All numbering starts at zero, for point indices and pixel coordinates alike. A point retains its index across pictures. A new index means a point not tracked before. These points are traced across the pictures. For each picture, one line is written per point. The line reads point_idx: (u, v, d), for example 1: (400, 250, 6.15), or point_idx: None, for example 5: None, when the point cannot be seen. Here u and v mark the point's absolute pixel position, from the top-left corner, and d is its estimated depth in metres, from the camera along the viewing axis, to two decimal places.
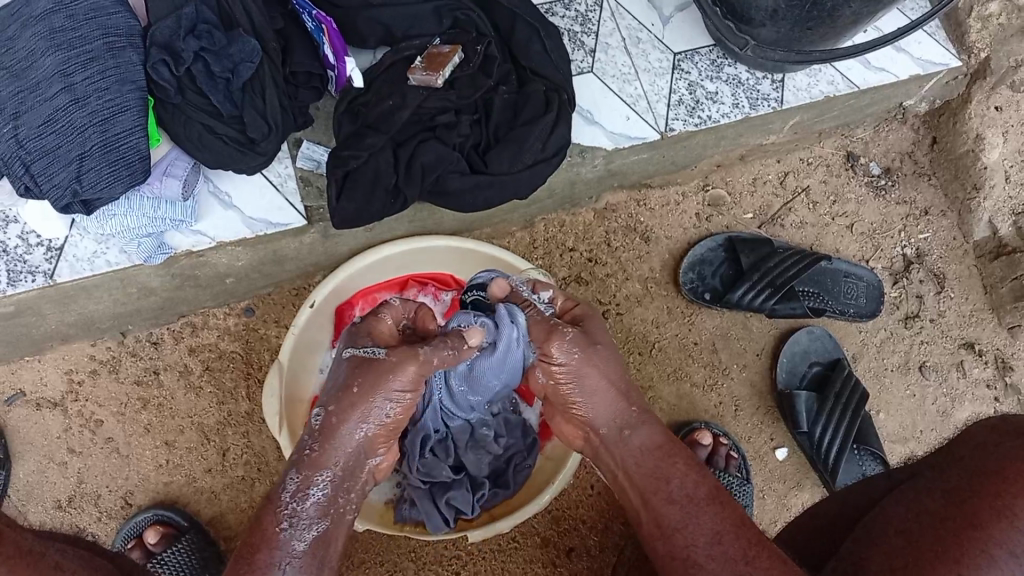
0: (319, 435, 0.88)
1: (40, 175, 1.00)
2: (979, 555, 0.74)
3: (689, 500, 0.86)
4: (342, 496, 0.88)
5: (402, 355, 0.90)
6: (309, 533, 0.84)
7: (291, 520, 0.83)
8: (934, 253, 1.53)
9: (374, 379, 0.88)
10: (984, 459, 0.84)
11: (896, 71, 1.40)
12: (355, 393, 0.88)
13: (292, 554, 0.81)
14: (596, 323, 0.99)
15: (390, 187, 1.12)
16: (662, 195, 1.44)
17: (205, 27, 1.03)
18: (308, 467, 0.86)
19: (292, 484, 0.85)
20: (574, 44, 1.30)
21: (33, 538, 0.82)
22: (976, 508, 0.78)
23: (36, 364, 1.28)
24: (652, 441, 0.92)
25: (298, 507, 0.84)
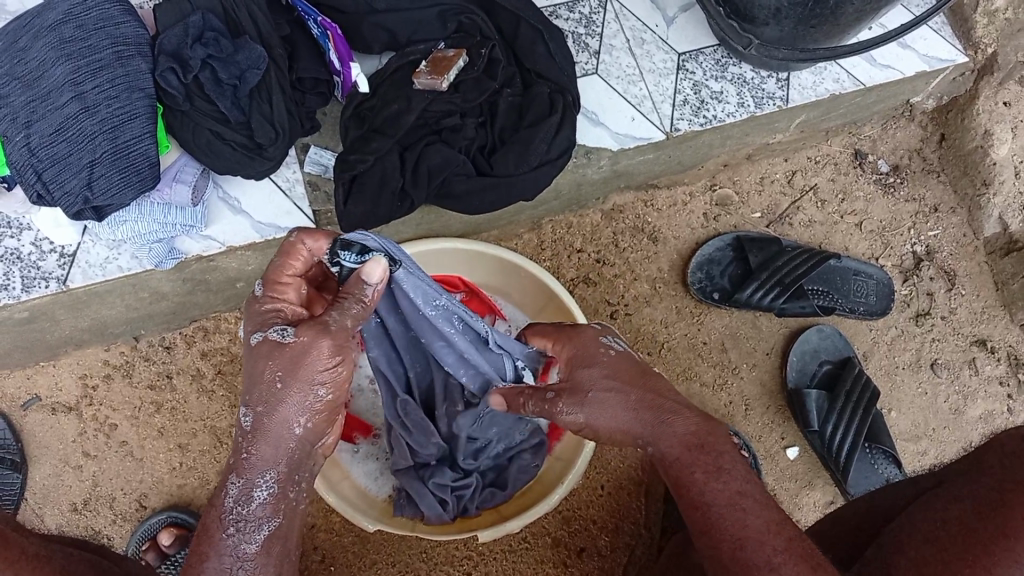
0: (253, 437, 0.75)
1: (51, 183, 1.02)
2: (1010, 565, 0.75)
3: (710, 504, 0.77)
4: (293, 494, 0.77)
5: (314, 332, 0.76)
6: (259, 534, 0.75)
7: (237, 526, 0.74)
8: (944, 250, 1.53)
9: (292, 367, 0.75)
10: (1015, 466, 0.83)
11: (902, 67, 1.39)
12: (278, 387, 0.74)
13: (242, 560, 0.74)
14: (587, 367, 0.89)
15: (397, 190, 1.13)
16: (669, 195, 1.45)
17: (212, 34, 1.04)
18: (249, 468, 0.75)
19: (234, 488, 0.74)
20: (579, 46, 1.30)
21: (40, 541, 0.83)
22: (1006, 517, 0.78)
23: (52, 369, 1.30)
24: (675, 445, 0.80)
25: (243, 512, 0.74)
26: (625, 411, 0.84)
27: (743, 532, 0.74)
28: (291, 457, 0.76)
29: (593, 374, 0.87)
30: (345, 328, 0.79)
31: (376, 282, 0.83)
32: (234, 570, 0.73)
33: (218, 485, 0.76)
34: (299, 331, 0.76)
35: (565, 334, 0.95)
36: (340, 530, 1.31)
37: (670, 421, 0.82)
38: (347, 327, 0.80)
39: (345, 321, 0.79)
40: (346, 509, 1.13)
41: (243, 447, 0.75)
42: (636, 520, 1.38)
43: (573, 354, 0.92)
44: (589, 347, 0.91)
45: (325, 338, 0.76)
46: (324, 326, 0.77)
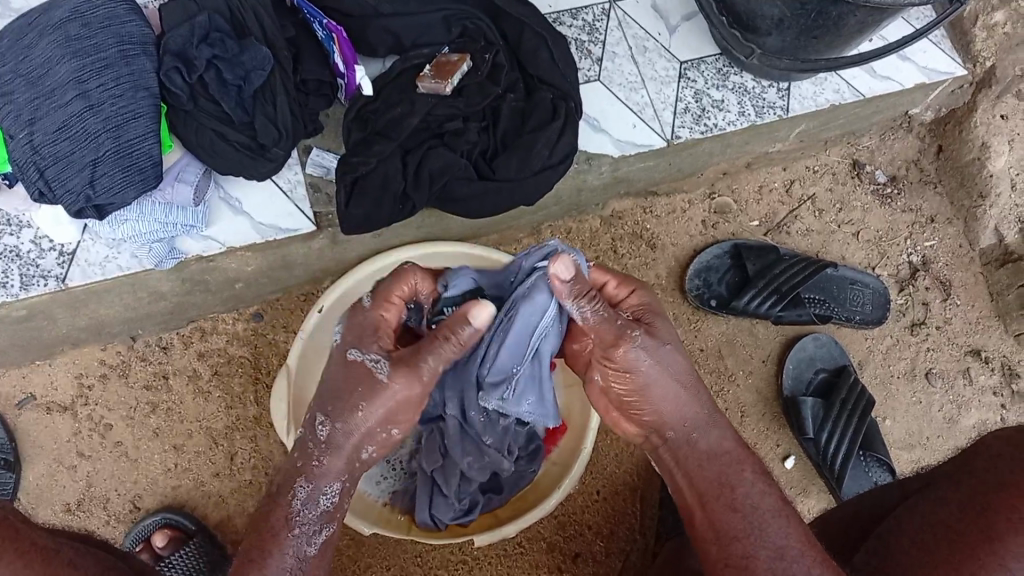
0: (325, 447, 0.83)
1: (54, 181, 1.01)
2: (997, 568, 0.76)
3: (755, 508, 0.83)
4: (345, 502, 0.86)
5: (407, 376, 0.82)
6: (317, 536, 0.84)
7: (301, 527, 0.82)
8: (939, 260, 1.54)
9: (373, 396, 0.82)
10: (999, 469, 0.83)
11: (900, 80, 1.40)
12: (360, 411, 0.82)
13: (301, 560, 0.82)
14: (660, 317, 0.90)
15: (399, 193, 1.13)
16: (668, 202, 1.45)
17: (218, 35, 1.05)
18: (319, 475, 0.83)
19: (302, 492, 0.83)
20: (582, 52, 1.31)
21: (50, 535, 0.85)
22: (992, 521, 0.79)
23: (47, 369, 1.29)
24: (719, 445, 0.87)
25: (307, 514, 0.83)
26: (690, 383, 0.88)
27: (785, 541, 0.81)
28: (350, 471, 0.85)
29: (671, 333, 0.89)
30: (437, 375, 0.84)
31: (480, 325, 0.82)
32: (294, 569, 0.81)
33: (285, 485, 0.83)
34: (395, 370, 0.82)
35: (630, 282, 0.93)
36: None
37: (710, 425, 0.88)
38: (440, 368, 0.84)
39: (436, 362, 0.83)
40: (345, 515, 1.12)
41: (314, 455, 0.83)
42: (631, 526, 1.38)
43: (645, 303, 0.91)
44: (659, 301, 0.92)
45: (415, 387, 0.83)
46: (417, 371, 0.82)
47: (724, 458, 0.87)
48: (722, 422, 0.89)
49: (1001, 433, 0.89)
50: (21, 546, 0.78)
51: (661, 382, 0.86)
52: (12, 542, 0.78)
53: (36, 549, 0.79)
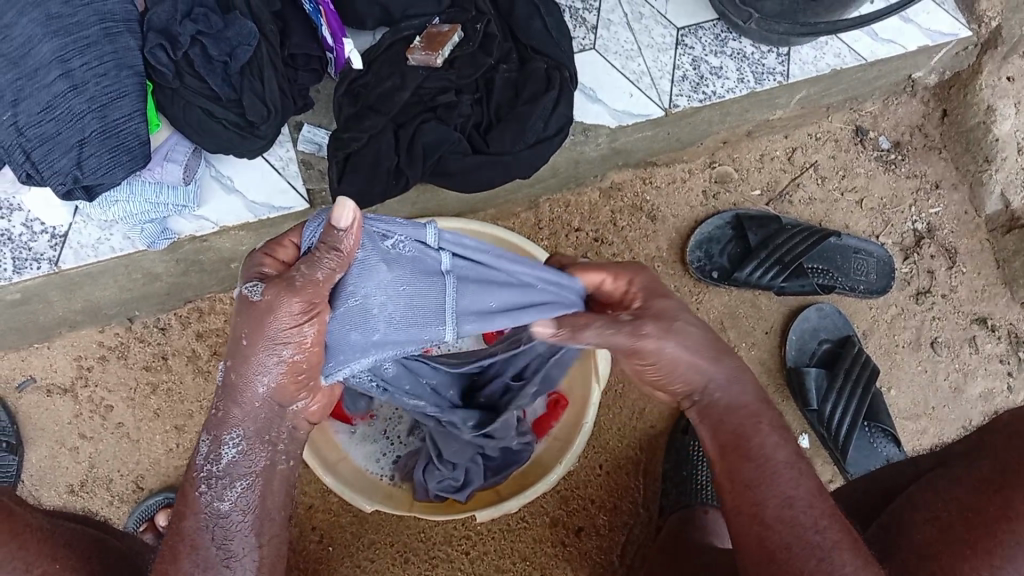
0: (222, 393, 0.74)
1: (41, 162, 1.00)
2: (1012, 546, 0.74)
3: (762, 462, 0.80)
4: (271, 453, 0.77)
5: (282, 289, 0.70)
6: (234, 489, 0.75)
7: (208, 482, 0.75)
8: (945, 227, 1.51)
9: (256, 327, 0.70)
10: (1017, 446, 0.80)
11: (903, 42, 1.37)
12: (245, 345, 0.71)
13: (219, 518, 0.75)
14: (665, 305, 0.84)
15: (392, 168, 1.11)
16: (668, 173, 1.43)
17: (202, 10, 1.02)
18: (219, 424, 0.74)
19: (206, 444, 0.75)
20: (576, 21, 1.28)
21: (44, 517, 0.83)
22: (1006, 499, 0.77)
23: (46, 351, 1.29)
24: (739, 398, 0.83)
25: (213, 469, 0.75)
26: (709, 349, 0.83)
27: (795, 492, 0.78)
28: (266, 414, 0.75)
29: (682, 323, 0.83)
30: (314, 281, 0.71)
31: (349, 227, 0.71)
32: (210, 528, 0.74)
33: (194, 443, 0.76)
34: (267, 290, 0.70)
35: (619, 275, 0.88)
36: (338, 511, 1.31)
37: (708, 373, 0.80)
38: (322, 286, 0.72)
39: (314, 273, 0.71)
40: (344, 491, 1.11)
41: (218, 404, 0.74)
42: (634, 500, 1.37)
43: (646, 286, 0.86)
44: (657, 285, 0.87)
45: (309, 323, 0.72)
46: (291, 282, 0.70)
47: (741, 411, 0.83)
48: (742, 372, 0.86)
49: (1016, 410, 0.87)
50: (24, 523, 0.77)
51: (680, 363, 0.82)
52: (16, 520, 0.77)
53: (30, 533, 0.77)
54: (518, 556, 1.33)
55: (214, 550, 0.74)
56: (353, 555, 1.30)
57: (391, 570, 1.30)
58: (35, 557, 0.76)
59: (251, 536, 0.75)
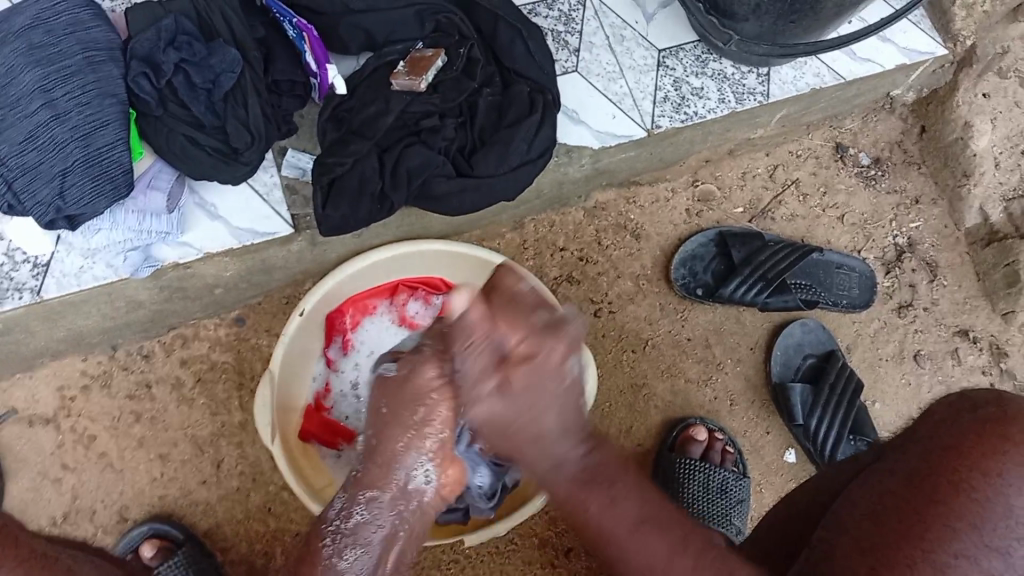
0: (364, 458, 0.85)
1: (23, 192, 1.00)
2: (942, 529, 0.73)
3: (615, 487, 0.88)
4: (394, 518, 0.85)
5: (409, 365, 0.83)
6: (353, 547, 0.85)
7: (334, 537, 0.85)
8: (926, 241, 1.53)
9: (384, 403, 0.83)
10: (943, 435, 0.81)
11: (881, 61, 1.39)
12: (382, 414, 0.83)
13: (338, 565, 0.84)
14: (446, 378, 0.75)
15: (376, 193, 1.11)
16: (651, 192, 1.44)
17: (185, 38, 1.03)
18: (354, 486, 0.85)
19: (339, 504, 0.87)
20: (558, 43, 1.29)
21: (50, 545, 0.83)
22: (936, 486, 0.76)
23: (28, 381, 1.27)
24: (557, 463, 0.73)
25: (341, 524, 0.85)
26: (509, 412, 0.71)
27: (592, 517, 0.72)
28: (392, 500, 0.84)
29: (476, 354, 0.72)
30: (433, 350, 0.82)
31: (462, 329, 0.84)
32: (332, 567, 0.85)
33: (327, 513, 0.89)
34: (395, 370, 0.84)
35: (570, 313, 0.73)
36: None
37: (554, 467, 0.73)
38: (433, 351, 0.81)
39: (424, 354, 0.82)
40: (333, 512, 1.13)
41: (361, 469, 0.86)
42: None
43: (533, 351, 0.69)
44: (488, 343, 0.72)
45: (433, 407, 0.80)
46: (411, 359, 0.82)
47: (593, 476, 0.73)
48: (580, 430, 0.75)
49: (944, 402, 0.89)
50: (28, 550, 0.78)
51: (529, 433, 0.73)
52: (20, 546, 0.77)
53: (33, 558, 0.77)
54: None
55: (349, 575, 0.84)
56: None
57: None
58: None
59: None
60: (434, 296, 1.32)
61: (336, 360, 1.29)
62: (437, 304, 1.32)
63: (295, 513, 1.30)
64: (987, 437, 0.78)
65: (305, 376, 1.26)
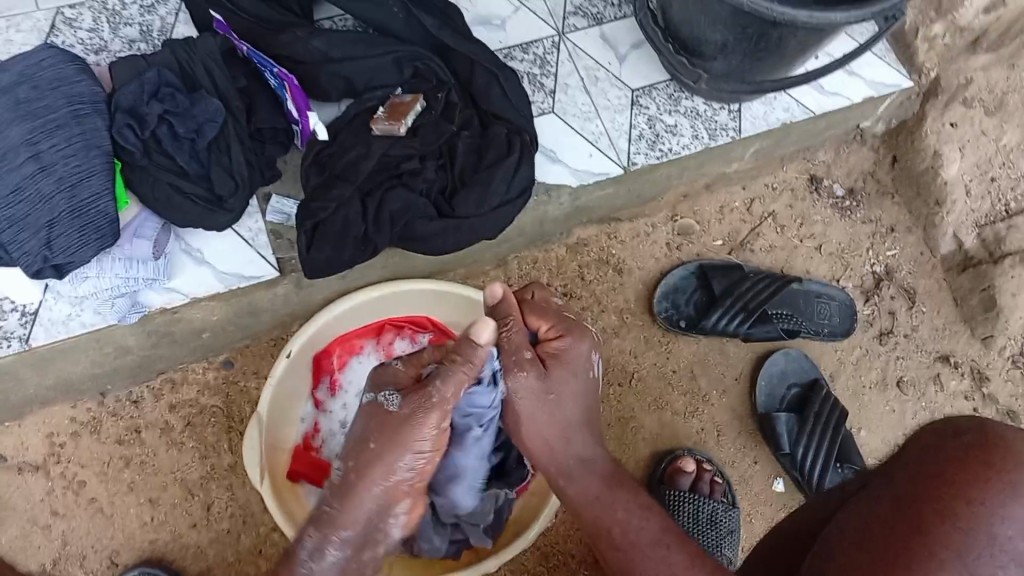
0: (335, 497, 0.89)
1: (10, 244, 1.01)
2: (928, 560, 0.73)
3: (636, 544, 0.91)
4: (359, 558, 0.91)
5: (414, 404, 0.90)
6: None
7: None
8: (903, 269, 1.55)
9: (390, 436, 0.89)
10: (929, 462, 0.82)
11: (849, 94, 1.43)
12: (372, 448, 0.89)
13: None
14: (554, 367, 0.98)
15: (360, 236, 1.13)
16: (632, 227, 1.47)
17: (169, 90, 1.07)
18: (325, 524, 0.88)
19: (309, 544, 0.88)
20: (534, 85, 1.33)
21: None
22: (922, 514, 0.77)
23: (17, 429, 1.28)
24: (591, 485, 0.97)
25: (314, 565, 0.88)
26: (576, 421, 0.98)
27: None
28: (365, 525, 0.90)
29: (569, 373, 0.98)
30: (445, 397, 0.90)
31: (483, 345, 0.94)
32: None
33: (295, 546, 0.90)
34: (401, 402, 0.90)
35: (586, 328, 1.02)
36: None
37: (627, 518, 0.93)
38: (449, 399, 0.91)
39: (444, 390, 0.90)
40: None
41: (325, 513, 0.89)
42: None
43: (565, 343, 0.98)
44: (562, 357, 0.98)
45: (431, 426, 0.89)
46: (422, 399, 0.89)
47: (612, 484, 0.97)
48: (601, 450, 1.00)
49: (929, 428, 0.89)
50: None
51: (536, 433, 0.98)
52: None
53: None
54: None
55: None
56: None
57: None
58: None
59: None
60: (420, 335, 1.33)
61: (324, 401, 1.29)
62: (423, 342, 1.33)
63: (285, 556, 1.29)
64: (971, 465, 0.79)
65: (293, 418, 1.27)
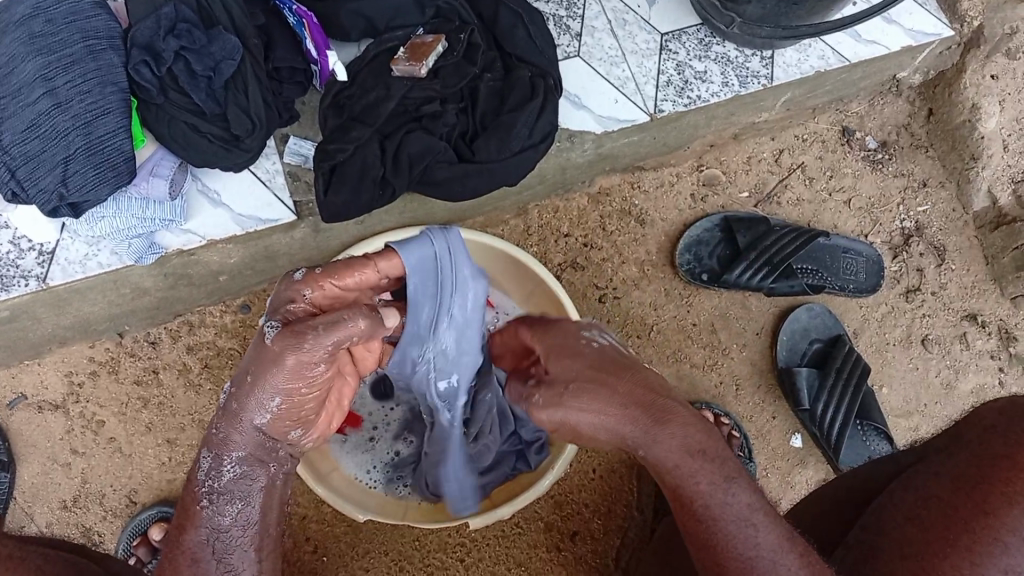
0: (221, 415, 0.72)
1: (27, 180, 1.01)
2: (991, 544, 0.74)
3: (725, 517, 0.75)
4: (263, 474, 0.74)
5: (287, 344, 0.68)
6: (232, 507, 0.74)
7: (209, 497, 0.74)
8: (934, 225, 1.52)
9: (257, 370, 0.69)
10: (993, 440, 0.81)
11: (887, 43, 1.38)
12: (245, 381, 0.69)
13: (218, 532, 0.74)
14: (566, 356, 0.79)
15: (378, 178, 1.11)
16: (656, 177, 1.44)
17: (185, 26, 1.03)
18: (219, 443, 0.72)
19: (205, 462, 0.73)
20: (560, 28, 1.29)
21: (16, 545, 0.81)
22: (984, 495, 0.77)
23: (36, 368, 1.28)
24: (683, 449, 0.75)
25: (213, 484, 0.73)
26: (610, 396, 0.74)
27: (754, 552, 0.74)
28: (257, 445, 0.72)
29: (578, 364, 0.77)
30: (321, 347, 0.69)
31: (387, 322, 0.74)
32: (212, 543, 0.74)
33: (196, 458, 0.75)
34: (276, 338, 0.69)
35: (635, 361, 0.81)
36: (331, 521, 1.31)
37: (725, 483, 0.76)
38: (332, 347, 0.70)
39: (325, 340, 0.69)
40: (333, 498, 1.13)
41: (216, 424, 0.72)
42: (628, 503, 1.37)
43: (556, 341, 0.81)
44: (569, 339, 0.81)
45: (276, 363, 0.68)
46: (295, 345, 0.68)
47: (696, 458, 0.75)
48: (668, 416, 0.75)
49: (995, 404, 0.86)
50: None
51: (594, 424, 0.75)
52: None
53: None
54: (514, 561, 1.34)
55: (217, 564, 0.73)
56: (347, 561, 1.30)
57: None
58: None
59: (252, 549, 0.75)
60: None
61: None
62: None
63: (300, 497, 1.30)
64: None
65: None
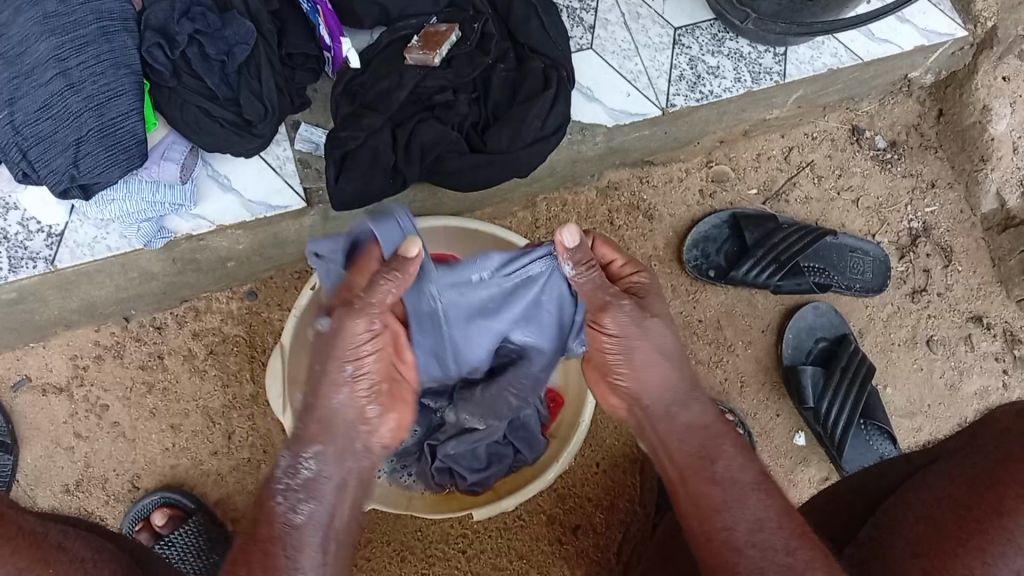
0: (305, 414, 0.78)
1: (37, 160, 1.00)
2: (1004, 544, 0.72)
3: (735, 481, 0.76)
4: (340, 466, 0.77)
5: (340, 318, 0.77)
6: (307, 503, 0.74)
7: (285, 494, 0.74)
8: (941, 226, 1.52)
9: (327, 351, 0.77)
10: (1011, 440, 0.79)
11: (899, 42, 1.38)
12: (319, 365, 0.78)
13: (291, 528, 0.73)
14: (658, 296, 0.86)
15: (390, 167, 1.11)
16: (664, 172, 1.44)
17: (200, 9, 1.03)
18: (300, 441, 0.77)
19: (285, 462, 0.77)
20: (573, 20, 1.28)
21: (37, 520, 0.80)
22: (998, 495, 0.74)
23: (41, 350, 1.28)
24: (699, 419, 0.82)
25: (292, 481, 0.75)
26: (670, 351, 0.84)
27: (762, 513, 0.74)
28: (341, 431, 0.78)
29: (664, 310, 0.85)
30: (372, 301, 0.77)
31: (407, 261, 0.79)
32: (286, 538, 0.72)
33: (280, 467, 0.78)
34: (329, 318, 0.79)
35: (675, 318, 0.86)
36: None
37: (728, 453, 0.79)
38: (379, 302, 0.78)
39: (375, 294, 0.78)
40: None
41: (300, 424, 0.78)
42: (631, 497, 1.37)
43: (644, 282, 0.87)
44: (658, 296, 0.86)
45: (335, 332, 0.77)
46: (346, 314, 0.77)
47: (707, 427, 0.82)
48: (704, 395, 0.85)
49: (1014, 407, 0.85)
50: (16, 528, 0.75)
51: (644, 355, 0.82)
52: (9, 524, 0.74)
53: (21, 536, 0.74)
54: (515, 554, 1.33)
55: (291, 559, 0.71)
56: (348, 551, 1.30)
57: (388, 570, 1.30)
58: (29, 561, 0.73)
59: (318, 549, 0.73)
60: None
61: None
62: None
63: None
64: None
65: None
